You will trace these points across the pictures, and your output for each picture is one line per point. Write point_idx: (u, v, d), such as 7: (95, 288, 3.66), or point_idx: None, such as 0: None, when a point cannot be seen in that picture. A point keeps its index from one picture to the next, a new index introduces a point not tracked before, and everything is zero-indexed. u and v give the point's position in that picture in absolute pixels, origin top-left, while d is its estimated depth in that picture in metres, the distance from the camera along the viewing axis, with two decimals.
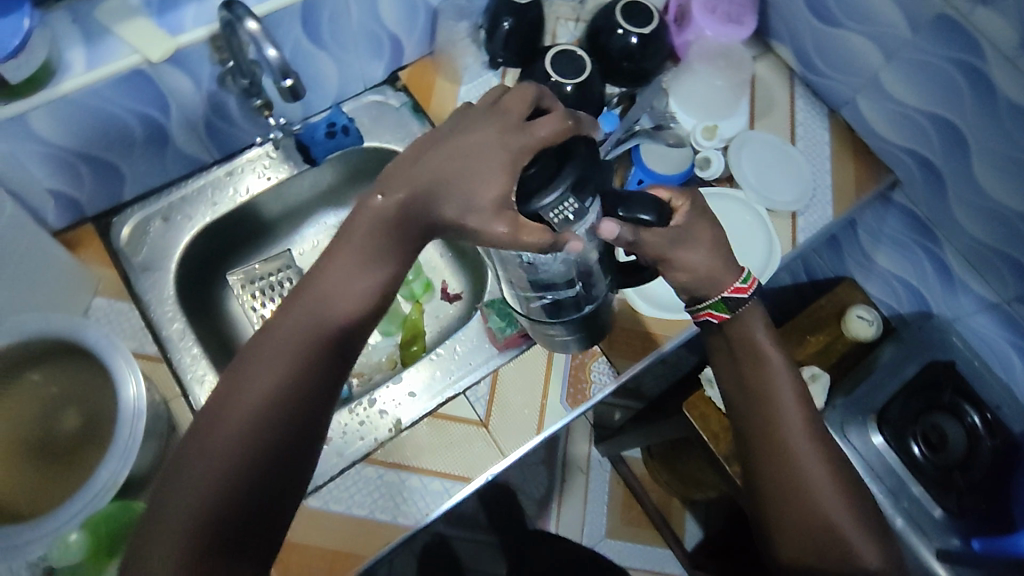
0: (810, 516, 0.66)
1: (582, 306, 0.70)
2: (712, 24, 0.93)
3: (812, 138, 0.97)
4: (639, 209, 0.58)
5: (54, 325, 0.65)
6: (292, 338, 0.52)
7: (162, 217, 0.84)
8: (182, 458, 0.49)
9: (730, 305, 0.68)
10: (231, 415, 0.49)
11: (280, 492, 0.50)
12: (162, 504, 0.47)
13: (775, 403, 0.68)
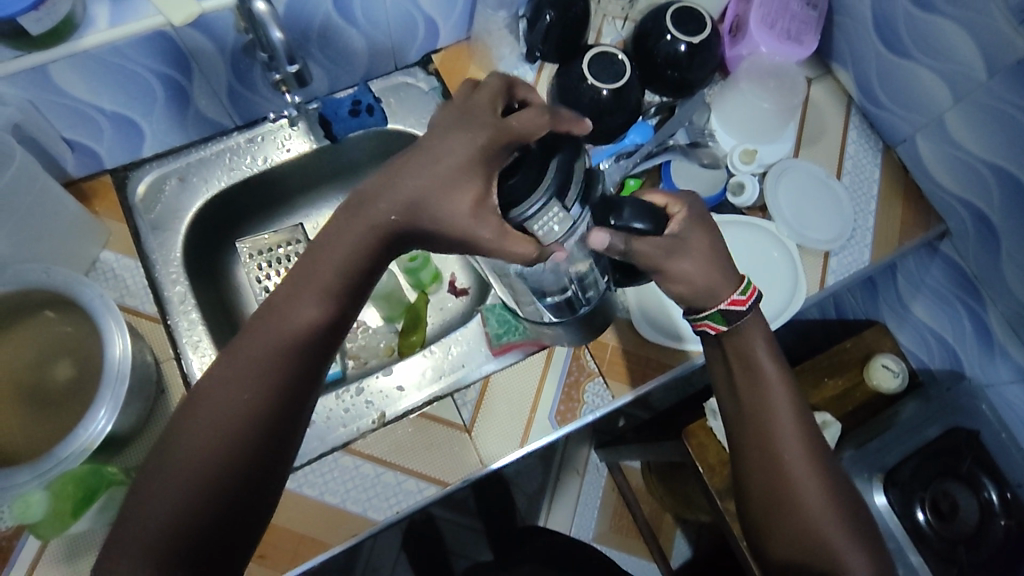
0: (802, 531, 0.63)
1: (577, 307, 0.74)
2: (769, 41, 0.85)
3: (859, 174, 0.90)
4: (631, 219, 0.61)
5: (53, 277, 0.66)
6: (260, 354, 0.51)
7: (179, 176, 0.84)
8: (147, 479, 0.48)
9: (729, 317, 0.67)
10: (197, 435, 0.48)
11: (260, 489, 0.50)
12: (124, 524, 0.46)
13: (769, 413, 0.66)
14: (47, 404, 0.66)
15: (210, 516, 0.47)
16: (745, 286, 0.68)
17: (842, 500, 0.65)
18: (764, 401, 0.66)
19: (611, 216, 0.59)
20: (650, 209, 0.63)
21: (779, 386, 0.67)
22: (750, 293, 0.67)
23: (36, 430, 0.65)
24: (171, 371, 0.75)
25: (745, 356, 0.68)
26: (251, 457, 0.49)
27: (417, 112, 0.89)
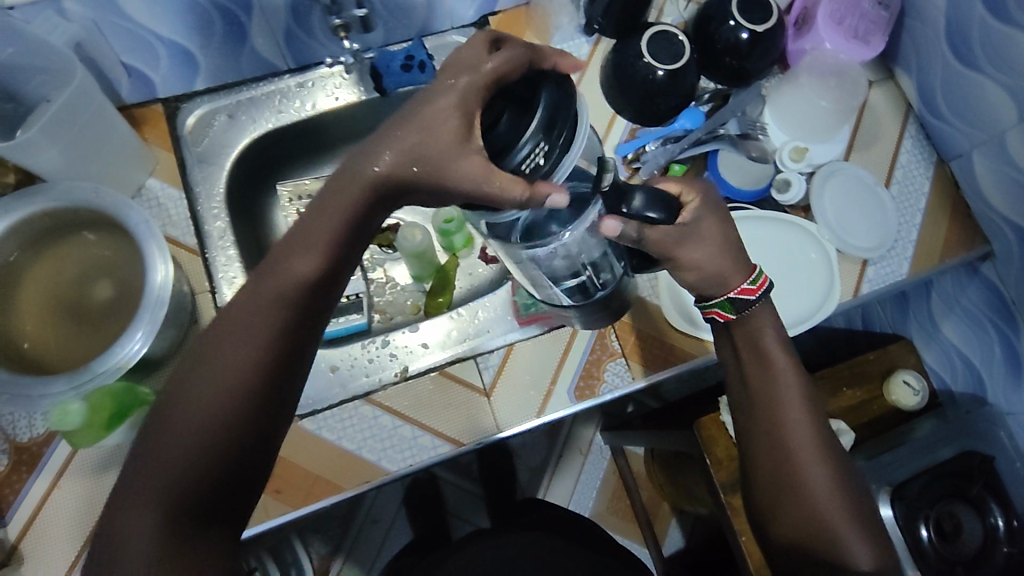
0: (807, 516, 0.65)
1: (591, 292, 0.74)
2: (836, 38, 0.83)
3: (908, 185, 0.89)
4: (643, 203, 0.59)
5: (101, 197, 0.67)
6: (253, 319, 0.50)
7: (228, 113, 0.84)
8: (151, 435, 0.49)
9: (737, 306, 0.67)
10: (195, 399, 0.49)
11: (260, 446, 0.51)
12: (133, 477, 0.49)
13: (779, 401, 0.67)
14: (88, 321, 0.68)
15: (213, 474, 0.49)
16: (756, 275, 0.68)
17: (849, 489, 0.66)
18: (774, 391, 0.67)
19: (623, 201, 0.59)
20: (665, 194, 0.61)
21: (789, 376, 0.67)
22: (760, 283, 0.68)
23: (75, 345, 0.68)
24: (206, 305, 0.77)
25: (755, 344, 0.68)
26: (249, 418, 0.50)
27: None
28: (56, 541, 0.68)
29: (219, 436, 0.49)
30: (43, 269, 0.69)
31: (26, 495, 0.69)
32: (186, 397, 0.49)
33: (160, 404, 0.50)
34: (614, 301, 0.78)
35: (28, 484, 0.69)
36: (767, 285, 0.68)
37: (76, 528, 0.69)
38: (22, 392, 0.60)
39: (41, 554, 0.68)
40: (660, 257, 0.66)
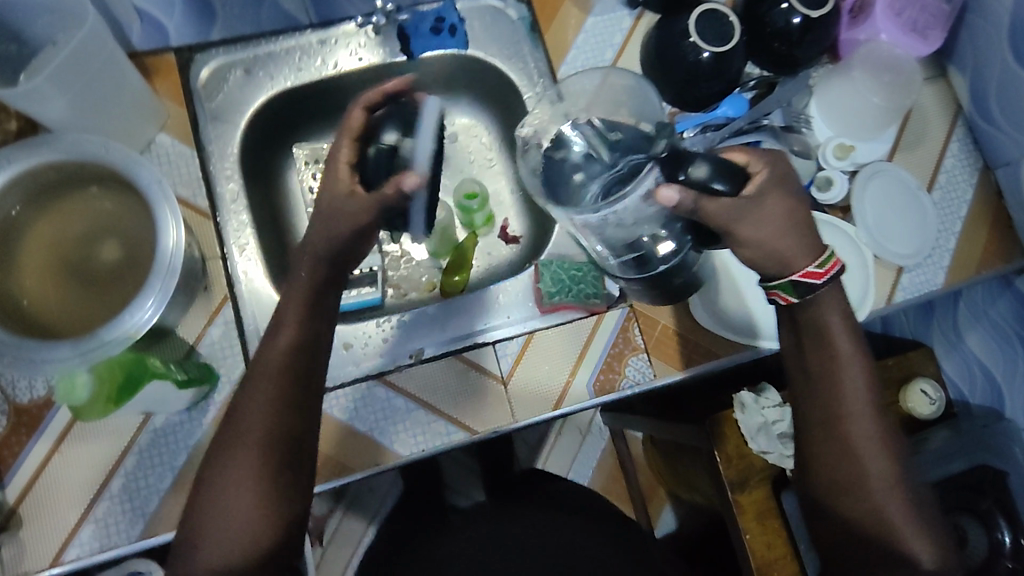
0: (867, 508, 0.63)
1: (658, 266, 0.67)
2: (892, 29, 0.79)
3: (951, 191, 0.85)
4: (709, 176, 0.57)
5: (110, 152, 0.62)
6: (268, 383, 0.60)
7: (244, 68, 0.79)
8: (204, 499, 0.59)
9: (799, 289, 0.63)
10: (236, 455, 0.59)
11: (294, 475, 0.61)
12: (197, 534, 0.58)
13: (841, 392, 0.64)
14: (95, 283, 0.65)
15: (264, 513, 0.59)
16: (824, 258, 0.63)
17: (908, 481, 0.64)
18: (838, 381, 0.64)
19: (681, 169, 0.57)
20: (731, 168, 0.59)
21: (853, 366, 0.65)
22: (827, 267, 0.63)
23: (81, 308, 0.64)
24: (216, 271, 0.73)
25: (820, 334, 0.65)
26: (282, 455, 0.60)
27: (501, 42, 0.84)
28: (55, 508, 0.66)
29: (261, 474, 0.59)
30: (47, 225, 0.65)
31: (26, 458, 0.66)
32: (227, 458, 0.59)
33: (206, 473, 0.60)
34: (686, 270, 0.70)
35: (27, 447, 0.67)
36: (837, 268, 0.64)
37: (76, 495, 0.66)
38: (26, 358, 0.57)
39: (38, 521, 0.65)
40: (719, 232, 0.61)
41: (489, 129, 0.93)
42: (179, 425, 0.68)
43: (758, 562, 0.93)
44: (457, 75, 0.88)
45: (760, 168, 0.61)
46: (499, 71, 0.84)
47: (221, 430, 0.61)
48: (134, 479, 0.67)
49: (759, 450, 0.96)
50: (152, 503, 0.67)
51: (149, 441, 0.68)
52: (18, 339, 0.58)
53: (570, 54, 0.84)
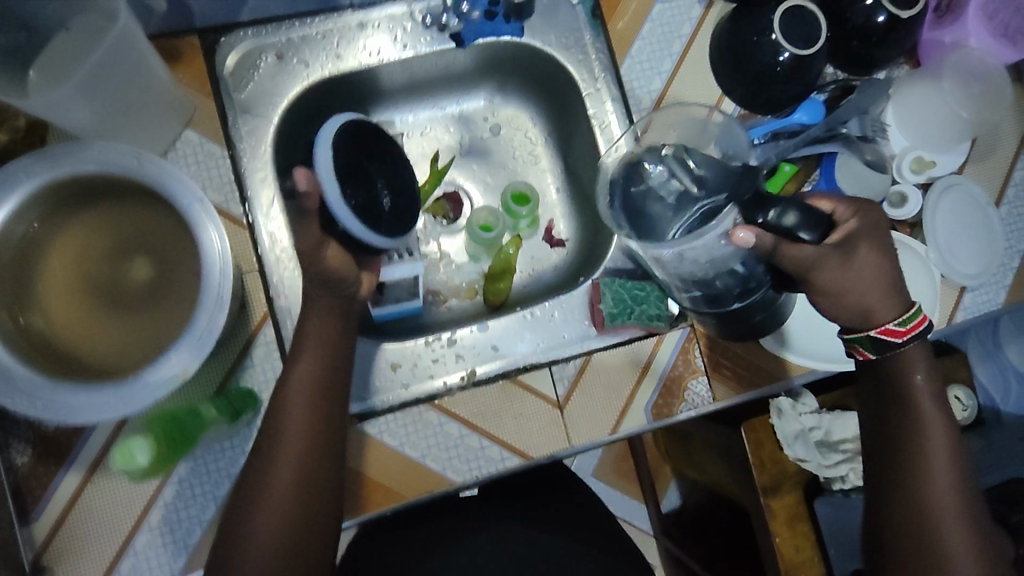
0: (941, 575, 0.61)
1: (731, 303, 0.67)
2: (982, 33, 0.75)
3: (1019, 206, 0.81)
4: (796, 224, 0.58)
5: (143, 166, 0.55)
6: (301, 394, 0.60)
7: (276, 54, 0.71)
8: (237, 516, 0.58)
9: (878, 344, 0.64)
10: (273, 469, 0.58)
11: (326, 508, 0.60)
12: (232, 552, 0.56)
13: (923, 454, 0.63)
14: (128, 308, 0.59)
15: (302, 526, 0.58)
16: (906, 317, 0.63)
17: (988, 552, 0.62)
18: (917, 431, 0.64)
19: (760, 212, 0.57)
20: (816, 216, 0.59)
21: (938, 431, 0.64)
22: (909, 327, 0.64)
23: (110, 334, 0.58)
24: (254, 286, 0.67)
25: (903, 398, 0.64)
26: (318, 488, 0.59)
27: (560, 28, 0.76)
28: (92, 541, 0.62)
29: (296, 506, 0.58)
30: (69, 242, 0.58)
31: (55, 490, 0.62)
32: (264, 471, 0.58)
33: (239, 489, 0.59)
34: (767, 305, 0.70)
35: (58, 478, 0.62)
36: (918, 329, 0.64)
37: (113, 528, 0.62)
38: (62, 402, 0.53)
39: (74, 555, 0.61)
40: (808, 273, 0.60)
41: (536, 121, 0.87)
42: (220, 453, 0.63)
43: (784, 564, 0.86)
44: (505, 62, 0.81)
45: (850, 219, 0.63)
46: (553, 60, 0.77)
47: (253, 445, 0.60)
48: (173, 511, 0.62)
49: (797, 458, 0.87)
50: (195, 535, 0.63)
51: (189, 469, 0.63)
52: (52, 380, 0.53)
53: (634, 47, 0.77)
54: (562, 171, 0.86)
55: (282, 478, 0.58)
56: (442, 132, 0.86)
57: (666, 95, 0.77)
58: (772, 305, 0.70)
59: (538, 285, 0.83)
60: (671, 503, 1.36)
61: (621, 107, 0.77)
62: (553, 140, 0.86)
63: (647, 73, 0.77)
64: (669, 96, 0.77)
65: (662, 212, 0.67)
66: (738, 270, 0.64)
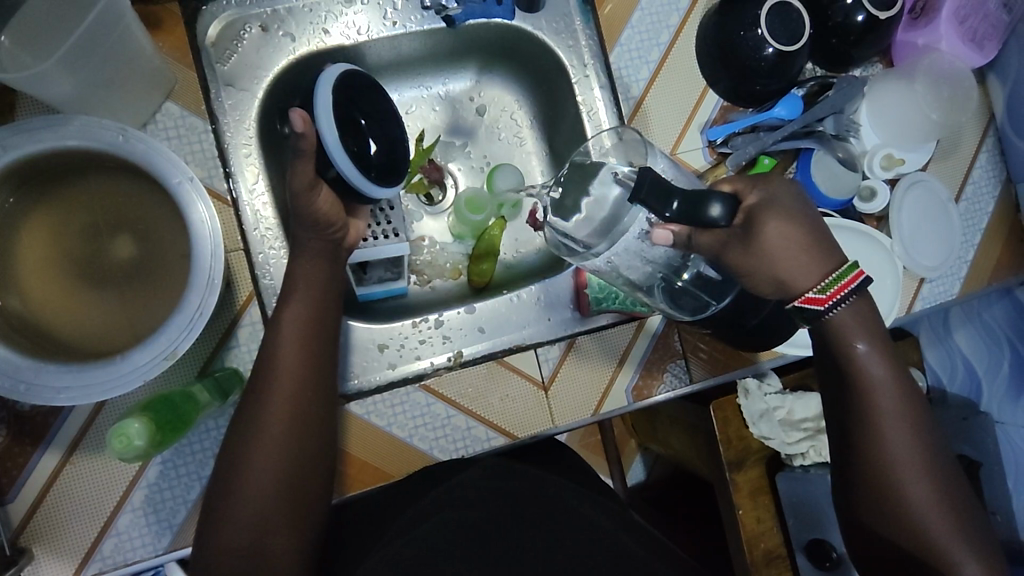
0: (898, 522, 0.64)
1: (706, 304, 0.68)
2: (952, 38, 0.79)
3: (976, 203, 0.87)
4: (719, 215, 0.57)
5: (130, 142, 0.54)
6: (288, 354, 0.60)
7: (262, 25, 0.69)
8: (226, 476, 0.57)
9: (805, 314, 0.63)
10: (258, 428, 0.58)
11: (311, 477, 0.60)
12: (224, 506, 0.56)
13: (877, 430, 0.65)
14: (115, 286, 0.58)
15: (286, 482, 0.58)
16: (827, 284, 0.61)
17: (953, 502, 0.65)
18: (868, 389, 0.65)
19: (666, 206, 0.57)
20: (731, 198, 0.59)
21: (888, 389, 0.65)
22: (831, 292, 0.62)
23: (94, 314, 0.57)
24: (239, 266, 0.66)
25: (852, 369, 0.66)
26: (303, 463, 0.59)
27: (551, 14, 0.77)
28: (71, 521, 0.61)
29: (279, 483, 0.58)
30: (50, 217, 0.57)
31: (30, 473, 0.60)
32: (249, 430, 0.58)
33: (228, 448, 0.58)
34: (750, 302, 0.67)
35: (35, 458, 0.60)
36: (842, 293, 0.62)
37: (94, 508, 0.61)
38: (48, 384, 0.51)
39: (53, 534, 0.60)
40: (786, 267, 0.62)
41: (521, 103, 0.87)
42: (205, 434, 0.63)
43: (746, 535, 0.90)
44: (496, 44, 0.81)
45: (749, 193, 0.62)
46: (543, 45, 0.78)
47: (240, 405, 0.60)
48: (157, 491, 0.62)
49: (760, 436, 0.89)
50: (179, 515, 0.62)
51: (173, 450, 0.62)
52: (37, 361, 0.52)
53: (623, 36, 0.78)
54: (547, 154, 0.87)
55: (271, 436, 0.58)
56: (431, 111, 0.86)
57: (654, 82, 0.79)
58: (767, 307, 0.66)
59: (521, 267, 0.84)
60: (636, 477, 1.27)
61: (608, 94, 0.77)
62: (538, 123, 0.87)
63: (635, 62, 0.79)
64: (655, 85, 0.79)
65: (599, 220, 0.68)
66: (688, 264, 0.67)
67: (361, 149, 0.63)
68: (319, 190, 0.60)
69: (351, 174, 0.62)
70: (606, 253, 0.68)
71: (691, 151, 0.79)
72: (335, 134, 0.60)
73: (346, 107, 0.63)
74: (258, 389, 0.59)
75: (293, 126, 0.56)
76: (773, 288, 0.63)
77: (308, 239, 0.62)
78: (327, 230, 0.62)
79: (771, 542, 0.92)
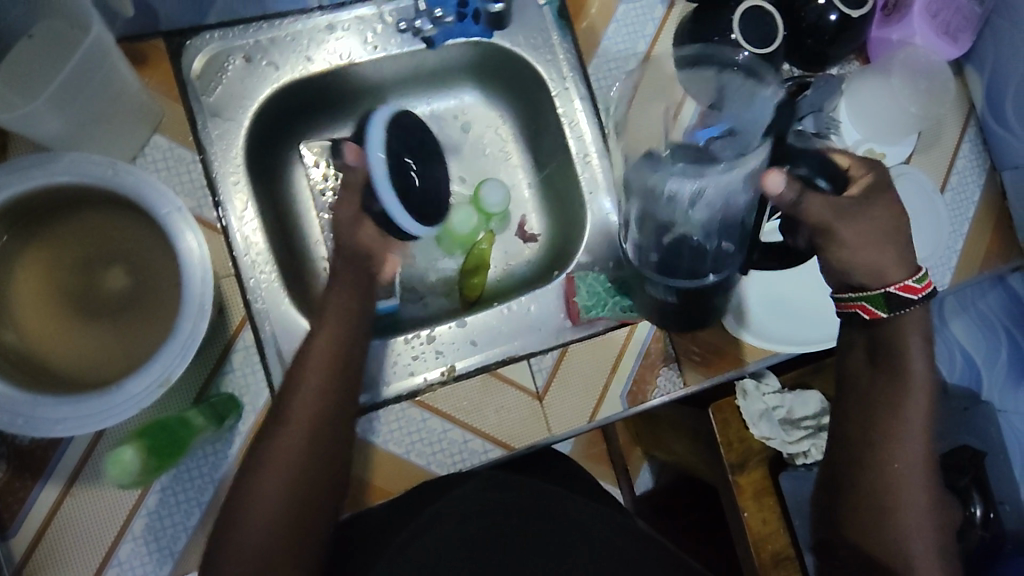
0: (894, 525, 0.66)
1: (705, 274, 0.64)
2: (925, 30, 0.80)
3: (961, 193, 0.87)
4: (810, 174, 0.64)
5: (118, 175, 0.55)
6: (317, 377, 0.62)
7: (245, 56, 0.71)
8: (240, 491, 0.59)
9: (890, 301, 0.66)
10: (277, 445, 0.60)
11: (320, 497, 0.60)
12: (235, 522, 0.58)
13: (886, 433, 0.67)
14: (109, 317, 0.59)
15: (295, 501, 0.59)
16: (922, 276, 0.66)
17: (936, 512, 0.68)
18: (895, 390, 0.67)
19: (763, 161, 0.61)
20: (834, 171, 0.66)
21: (912, 395, 0.67)
22: (924, 284, 0.66)
23: (90, 347, 0.58)
24: (230, 291, 0.67)
25: (882, 370, 0.68)
26: (315, 482, 0.60)
27: (529, 29, 0.78)
28: (74, 552, 0.61)
29: (291, 503, 0.59)
30: (45, 253, 0.59)
31: (31, 506, 0.61)
32: (268, 446, 0.60)
33: (246, 462, 0.60)
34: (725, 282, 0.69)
35: (36, 491, 0.61)
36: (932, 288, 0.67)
37: (97, 538, 0.62)
38: (46, 417, 0.52)
39: (56, 567, 0.61)
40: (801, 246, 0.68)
41: (505, 119, 0.88)
42: (203, 459, 0.64)
43: (753, 537, 0.89)
44: (477, 63, 0.82)
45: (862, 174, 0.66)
46: (522, 61, 0.79)
47: (262, 424, 0.62)
48: (157, 518, 0.63)
49: (761, 436, 0.90)
50: (180, 542, 0.63)
51: (172, 477, 0.63)
52: (35, 394, 0.52)
53: (601, 47, 0.79)
54: (533, 167, 0.88)
55: (286, 455, 0.59)
56: None
57: (634, 90, 0.80)
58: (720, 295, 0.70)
59: (512, 279, 0.85)
60: (644, 485, 1.32)
61: (589, 105, 0.79)
62: (523, 137, 0.88)
63: (614, 72, 0.80)
64: (635, 95, 0.80)
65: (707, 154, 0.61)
66: (744, 221, 0.63)
67: (406, 184, 0.68)
68: (362, 225, 0.69)
69: (394, 208, 0.67)
70: (707, 179, 0.59)
71: None
72: (383, 168, 0.66)
73: (398, 150, 0.69)
74: (281, 408, 0.61)
75: (346, 159, 0.68)
76: (863, 277, 0.66)
77: (345, 265, 0.68)
78: (366, 261, 0.69)
79: (779, 544, 0.91)
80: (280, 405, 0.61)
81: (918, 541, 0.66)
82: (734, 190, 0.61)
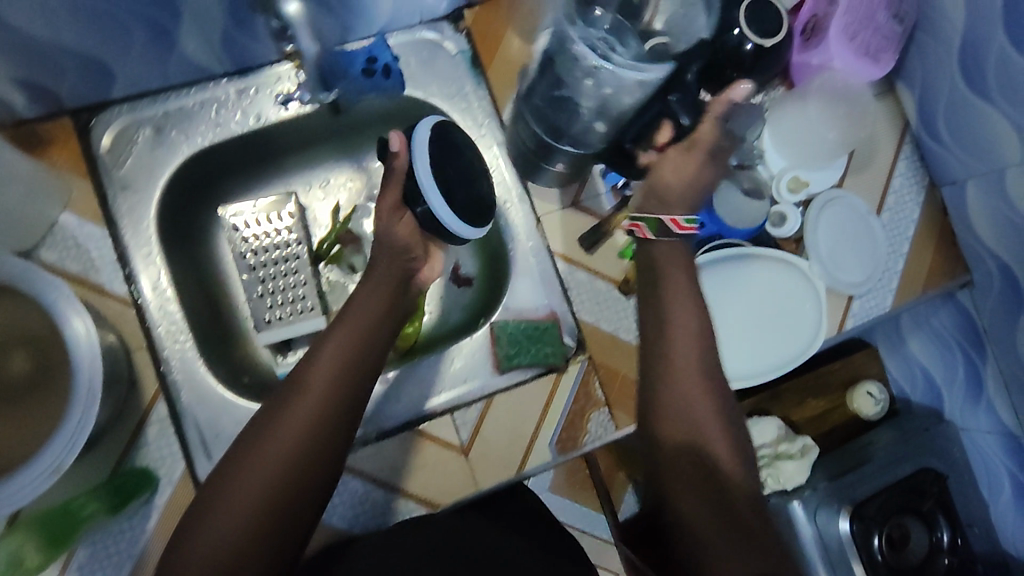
0: (706, 470, 0.60)
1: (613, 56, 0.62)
2: (844, 55, 0.77)
3: (899, 212, 0.85)
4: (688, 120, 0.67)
5: (6, 266, 0.56)
6: (318, 393, 0.57)
7: (154, 127, 0.71)
8: (207, 506, 0.53)
9: (662, 228, 0.68)
10: (254, 456, 0.54)
11: (289, 516, 0.53)
12: (194, 538, 0.52)
13: (677, 375, 0.64)
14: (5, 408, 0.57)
15: (260, 518, 0.52)
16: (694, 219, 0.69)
17: (746, 457, 0.62)
18: (669, 328, 0.66)
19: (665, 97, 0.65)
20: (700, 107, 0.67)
21: (684, 329, 0.66)
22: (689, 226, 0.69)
23: None
24: (144, 364, 0.68)
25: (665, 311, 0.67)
26: (286, 499, 0.53)
27: (441, 79, 0.78)
28: None
29: (254, 523, 0.52)
30: None
31: None
32: (247, 456, 0.54)
33: (217, 474, 0.55)
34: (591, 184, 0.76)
35: None
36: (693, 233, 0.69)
37: None
38: None
39: None
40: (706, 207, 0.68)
41: None
42: (120, 535, 0.64)
43: None
44: (395, 113, 0.81)
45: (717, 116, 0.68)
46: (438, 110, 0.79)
47: (244, 435, 0.56)
48: None
49: None
50: None
51: (88, 555, 0.63)
52: None
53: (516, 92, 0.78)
54: None
55: (262, 469, 0.53)
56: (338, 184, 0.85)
57: None
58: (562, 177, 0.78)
59: (447, 325, 0.84)
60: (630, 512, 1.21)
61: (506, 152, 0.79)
62: None
63: None
64: None
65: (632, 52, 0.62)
66: (620, 112, 0.67)
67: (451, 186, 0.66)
68: (401, 218, 0.67)
69: (440, 209, 0.65)
70: (612, 69, 0.61)
71: (592, 198, 0.79)
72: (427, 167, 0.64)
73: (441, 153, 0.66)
74: (270, 418, 0.56)
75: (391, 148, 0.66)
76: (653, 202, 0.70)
77: (383, 263, 0.67)
78: (405, 257, 0.68)
79: None
80: (266, 417, 0.56)
81: (687, 523, 0.58)
82: (624, 91, 0.63)
